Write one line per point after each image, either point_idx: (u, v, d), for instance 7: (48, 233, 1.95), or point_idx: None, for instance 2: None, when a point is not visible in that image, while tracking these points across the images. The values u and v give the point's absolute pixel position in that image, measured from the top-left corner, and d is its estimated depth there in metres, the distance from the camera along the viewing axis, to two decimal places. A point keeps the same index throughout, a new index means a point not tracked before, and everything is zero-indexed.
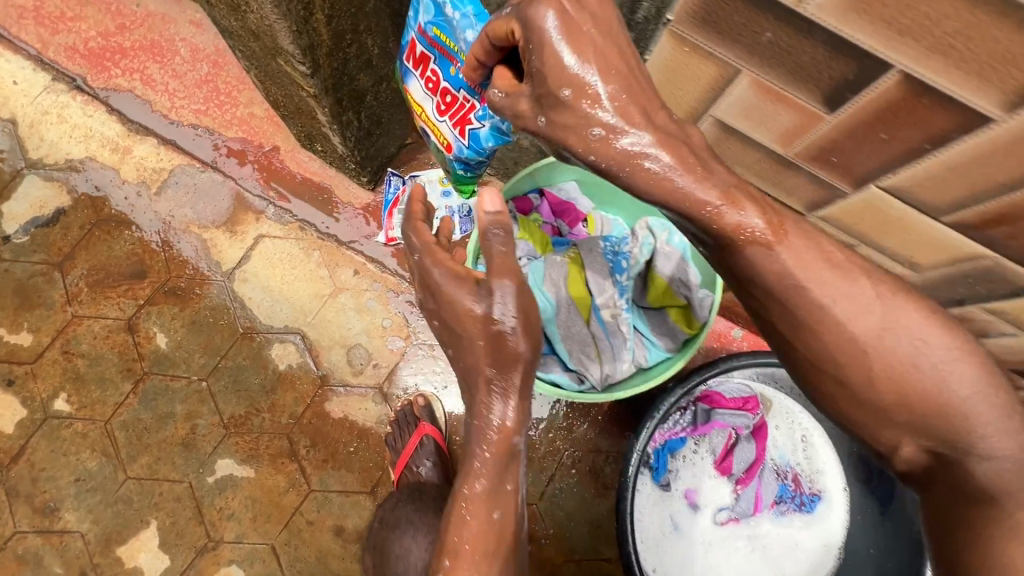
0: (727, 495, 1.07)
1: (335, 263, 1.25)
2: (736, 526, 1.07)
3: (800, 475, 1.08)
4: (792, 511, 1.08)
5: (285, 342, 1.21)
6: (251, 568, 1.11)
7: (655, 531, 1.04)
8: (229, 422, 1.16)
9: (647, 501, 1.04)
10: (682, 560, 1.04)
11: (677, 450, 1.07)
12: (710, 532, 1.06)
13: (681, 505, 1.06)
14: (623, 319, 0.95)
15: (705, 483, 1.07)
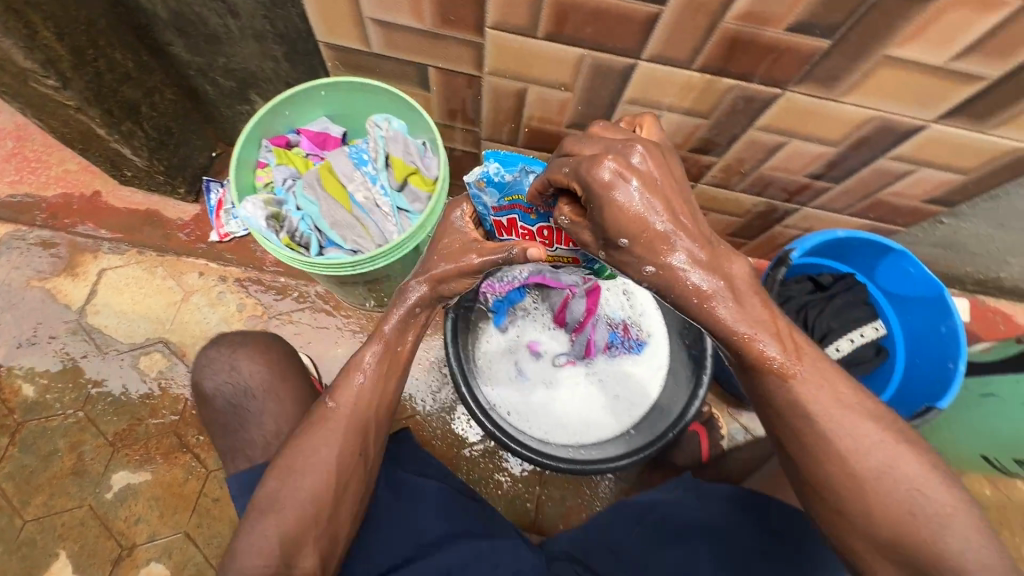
0: (564, 341, 1.26)
1: (179, 271, 1.37)
2: (575, 368, 1.25)
3: (628, 325, 1.25)
4: (625, 355, 1.24)
5: (150, 352, 1.30)
6: (170, 559, 1.17)
7: (502, 374, 1.24)
8: (115, 438, 1.24)
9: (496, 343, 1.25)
10: (527, 396, 1.22)
11: (519, 302, 1.26)
12: (552, 373, 1.24)
13: (524, 352, 1.26)
14: (375, 197, 0.96)
15: (544, 333, 1.27)
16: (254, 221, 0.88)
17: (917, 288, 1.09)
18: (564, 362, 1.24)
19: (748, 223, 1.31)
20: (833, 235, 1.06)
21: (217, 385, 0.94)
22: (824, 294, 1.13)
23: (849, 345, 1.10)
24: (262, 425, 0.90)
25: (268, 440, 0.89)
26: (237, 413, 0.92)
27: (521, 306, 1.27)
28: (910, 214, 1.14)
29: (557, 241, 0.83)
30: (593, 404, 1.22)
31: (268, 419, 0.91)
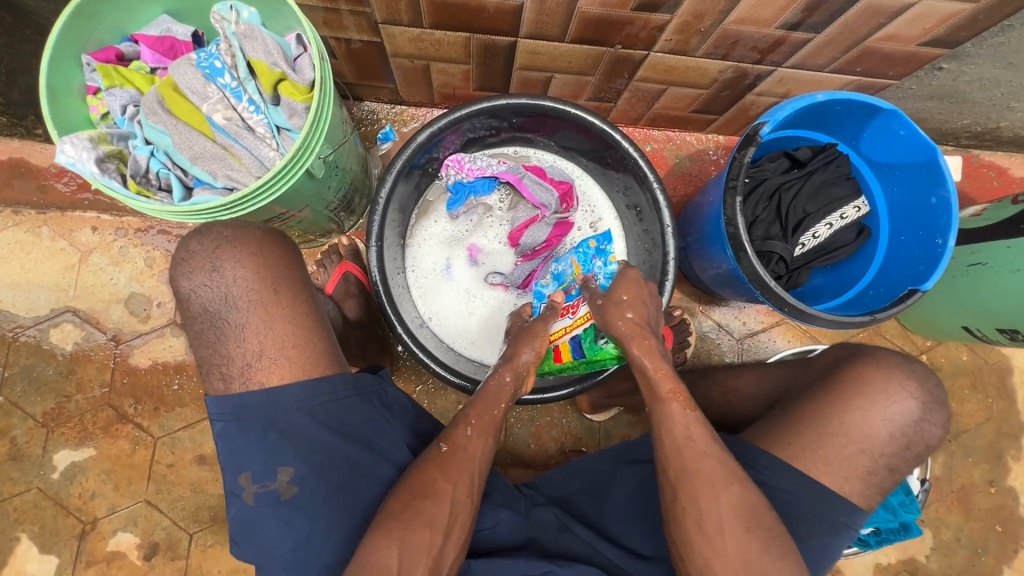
0: (508, 261, 1.16)
1: (69, 229, 1.18)
2: (505, 294, 1.15)
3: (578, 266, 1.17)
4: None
5: (60, 324, 1.17)
6: (137, 527, 1.15)
7: (427, 266, 1.15)
8: (45, 418, 1.15)
9: (438, 231, 1.16)
10: (441, 297, 1.15)
11: (482, 196, 1.12)
12: (482, 293, 1.15)
13: (463, 253, 1.17)
14: (240, 117, 0.76)
15: (493, 244, 1.17)
16: (82, 168, 0.69)
17: (907, 155, 0.94)
18: (495, 281, 1.14)
19: (716, 96, 1.12)
20: (812, 100, 0.89)
21: (191, 286, 0.69)
22: (801, 172, 0.98)
23: (827, 230, 0.98)
24: (242, 342, 0.68)
25: (253, 361, 0.68)
26: (213, 324, 0.69)
27: (485, 202, 1.14)
28: (903, 63, 0.96)
29: (574, 311, 0.95)
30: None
31: (252, 339, 0.68)
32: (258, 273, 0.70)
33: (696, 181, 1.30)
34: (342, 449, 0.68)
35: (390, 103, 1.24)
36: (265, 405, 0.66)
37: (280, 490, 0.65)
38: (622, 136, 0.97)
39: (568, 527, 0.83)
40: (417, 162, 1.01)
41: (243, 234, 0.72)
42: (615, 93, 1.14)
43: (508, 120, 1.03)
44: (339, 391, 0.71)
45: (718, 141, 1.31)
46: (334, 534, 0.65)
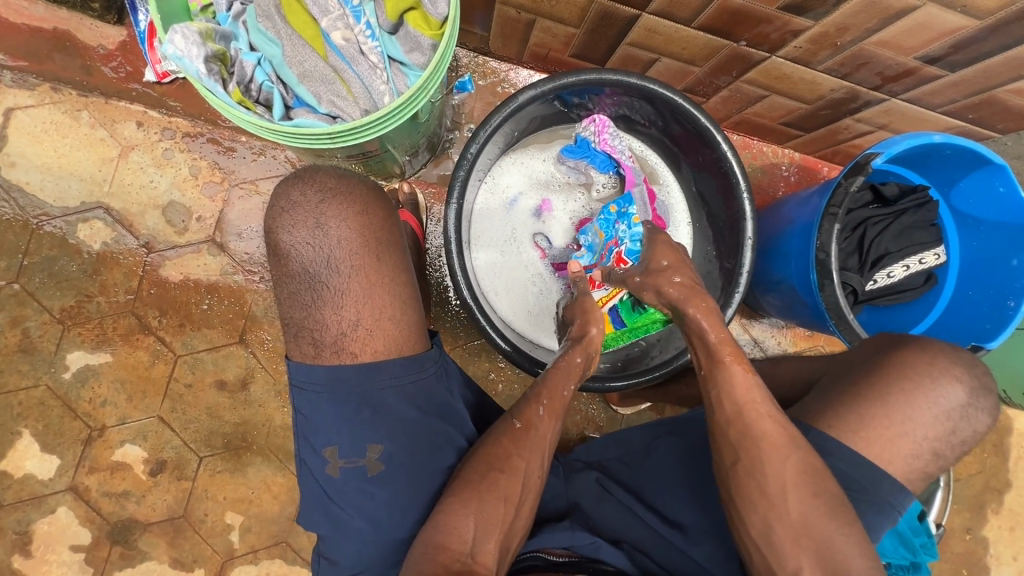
0: (564, 235, 1.14)
1: (110, 119, 1.10)
2: (538, 258, 1.13)
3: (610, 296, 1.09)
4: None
5: (89, 220, 1.10)
6: (145, 442, 1.11)
7: (504, 182, 1.12)
8: (63, 315, 1.09)
9: (523, 177, 1.13)
10: (491, 224, 1.11)
11: (598, 171, 1.10)
12: (524, 248, 1.12)
13: (535, 202, 1.13)
14: (357, 40, 0.70)
15: (563, 214, 1.14)
16: (189, 65, 0.62)
17: (1001, 213, 0.93)
18: (539, 243, 1.12)
19: (814, 113, 1.09)
20: (928, 141, 0.87)
21: (293, 240, 0.78)
22: (892, 209, 0.97)
23: (903, 271, 0.98)
24: (342, 311, 0.79)
25: (349, 331, 0.79)
26: (314, 292, 0.79)
27: (591, 175, 1.12)
28: (1016, 119, 0.96)
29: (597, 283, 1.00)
30: (523, 312, 1.10)
31: (350, 308, 0.79)
32: (359, 234, 0.79)
33: (765, 194, 1.28)
34: (419, 428, 0.80)
35: (473, 50, 1.17)
36: (358, 382, 0.79)
37: (368, 466, 0.78)
38: (724, 138, 0.93)
39: (608, 496, 0.85)
40: (567, 97, 0.99)
41: (348, 187, 0.81)
42: (713, 89, 1.10)
43: (672, 125, 1.01)
44: (422, 368, 0.82)
45: (793, 158, 1.28)
46: (416, 500, 0.78)
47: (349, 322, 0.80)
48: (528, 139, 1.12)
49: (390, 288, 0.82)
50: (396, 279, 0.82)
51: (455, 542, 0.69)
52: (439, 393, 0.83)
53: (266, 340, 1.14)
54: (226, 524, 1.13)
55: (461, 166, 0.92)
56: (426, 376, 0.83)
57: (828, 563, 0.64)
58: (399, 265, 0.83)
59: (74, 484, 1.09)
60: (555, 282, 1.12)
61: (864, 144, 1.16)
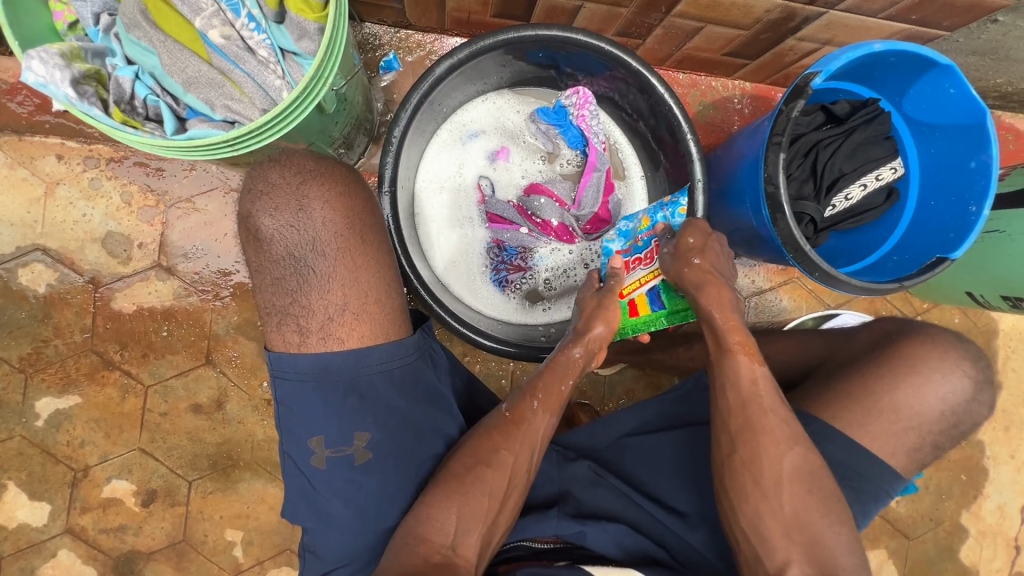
0: (512, 184, 1.09)
1: (28, 156, 1.06)
2: (474, 202, 1.08)
3: (512, 269, 1.05)
4: (486, 271, 1.07)
5: (29, 264, 1.07)
6: (132, 475, 1.11)
7: (467, 116, 1.07)
8: (23, 364, 1.08)
9: (484, 122, 1.08)
10: (443, 159, 1.07)
11: (569, 144, 1.07)
12: (463, 188, 1.08)
13: (492, 146, 1.09)
14: (238, 34, 0.66)
15: (518, 164, 1.09)
16: (56, 90, 0.58)
17: (953, 114, 0.89)
18: (482, 185, 1.07)
19: (755, 38, 1.03)
20: (868, 51, 0.82)
21: (275, 225, 0.73)
22: (842, 128, 0.93)
23: (860, 191, 0.95)
24: (328, 295, 0.75)
25: (336, 317, 0.75)
26: (298, 273, 0.74)
27: (560, 139, 1.07)
28: (962, 13, 0.90)
29: (643, 262, 0.86)
30: (448, 257, 1.06)
31: (337, 292, 0.75)
32: (344, 215, 0.76)
33: (719, 131, 1.23)
34: (407, 414, 0.79)
35: (394, 25, 1.12)
36: (345, 369, 0.75)
37: (356, 455, 0.76)
38: (658, 80, 0.89)
39: (601, 481, 0.84)
40: (560, 63, 0.97)
41: (326, 170, 0.77)
42: (647, 29, 1.04)
43: (643, 108, 0.97)
44: (405, 355, 0.79)
45: (745, 89, 1.23)
46: (403, 484, 0.78)
47: (336, 304, 0.75)
48: (515, 89, 1.08)
49: (380, 263, 0.78)
50: (378, 257, 0.78)
51: (438, 535, 0.70)
52: (428, 376, 0.81)
53: (233, 357, 1.12)
54: (228, 541, 1.14)
55: (388, 147, 0.88)
56: (412, 364, 0.80)
57: (817, 558, 0.65)
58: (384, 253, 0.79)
59: (70, 526, 1.10)
60: (482, 229, 1.07)
61: (812, 63, 1.11)
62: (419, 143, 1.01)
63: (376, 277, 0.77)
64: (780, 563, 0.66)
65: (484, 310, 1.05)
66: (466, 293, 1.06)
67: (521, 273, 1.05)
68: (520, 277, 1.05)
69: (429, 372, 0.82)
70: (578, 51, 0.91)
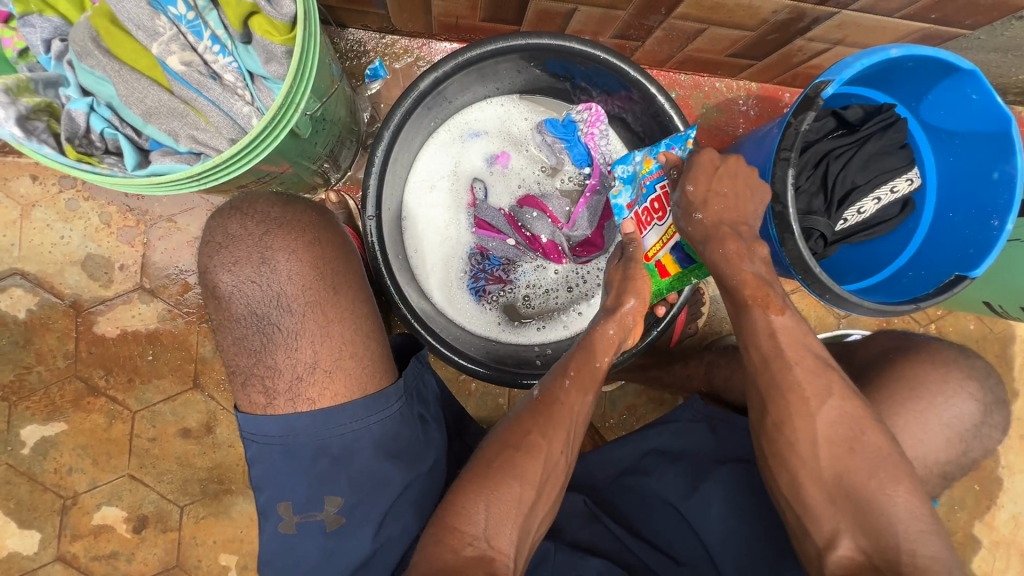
0: (508, 189, 1.03)
1: (3, 178, 1.02)
2: (464, 205, 1.02)
3: (491, 278, 1.01)
4: (465, 277, 1.02)
5: (8, 289, 1.03)
6: (122, 501, 1.09)
7: (472, 115, 1.01)
8: (6, 391, 1.05)
9: (487, 124, 1.02)
10: (438, 158, 1.01)
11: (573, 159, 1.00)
12: (456, 187, 1.02)
13: (494, 149, 1.03)
14: (199, 58, 0.61)
15: (518, 169, 1.04)
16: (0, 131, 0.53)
17: (976, 122, 0.83)
18: (475, 187, 1.01)
19: (762, 39, 0.97)
20: (884, 57, 0.76)
21: (236, 281, 0.74)
22: (854, 136, 0.88)
23: (874, 205, 0.89)
24: (296, 354, 0.76)
25: (305, 376, 0.76)
26: (262, 336, 0.75)
27: (564, 153, 1.00)
28: (986, 11, 0.84)
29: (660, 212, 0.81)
30: (428, 260, 1.01)
31: (305, 350, 0.76)
32: (311, 267, 0.76)
33: (723, 134, 1.17)
34: (384, 474, 0.77)
35: (378, 31, 1.06)
36: (312, 432, 0.75)
37: (327, 521, 0.75)
38: (657, 89, 0.83)
39: (597, 518, 0.82)
40: (575, 76, 0.91)
41: (294, 220, 0.77)
42: (646, 31, 0.98)
43: (641, 121, 0.92)
44: (379, 416, 0.78)
45: (750, 89, 1.17)
46: (385, 544, 0.76)
47: (303, 361, 0.76)
48: (528, 96, 1.01)
49: (352, 314, 0.78)
50: (345, 311, 0.78)
51: (467, 525, 0.65)
52: (407, 434, 0.79)
53: (221, 380, 1.09)
54: (221, 566, 1.12)
55: (371, 166, 0.83)
56: (392, 421, 0.78)
57: (871, 528, 0.60)
58: (356, 301, 0.79)
59: (60, 554, 1.08)
60: (468, 233, 1.02)
61: (822, 62, 1.05)
62: (418, 138, 0.95)
63: (345, 329, 0.77)
64: (830, 533, 0.62)
65: (459, 319, 1.00)
66: (444, 299, 1.01)
67: (501, 285, 1.02)
68: (499, 289, 1.02)
69: (409, 430, 0.80)
70: (589, 64, 0.86)
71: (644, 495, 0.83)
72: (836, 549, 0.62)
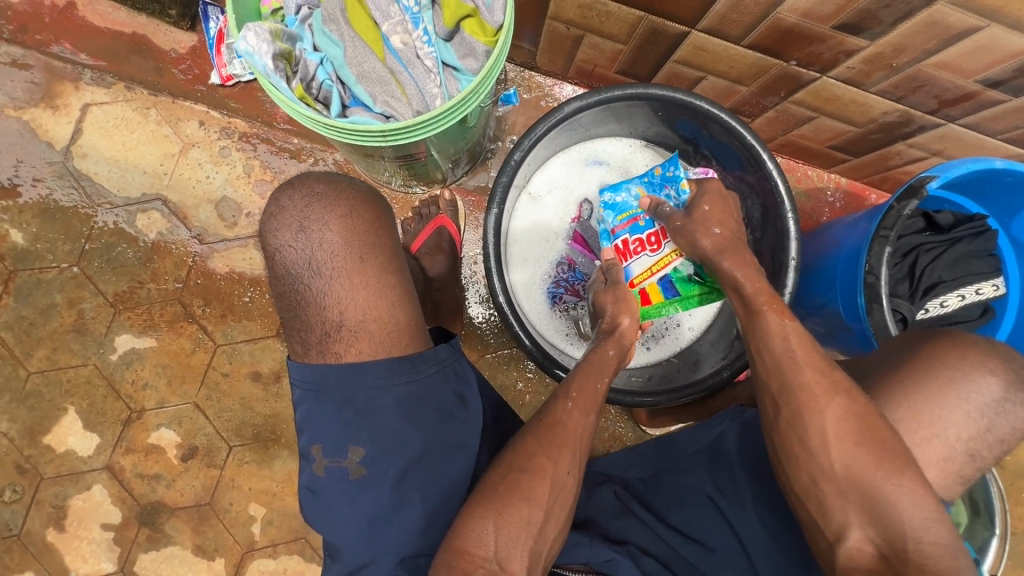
0: None
1: (176, 118, 1.17)
2: (568, 217, 1.11)
3: (571, 291, 1.06)
4: (548, 282, 1.09)
5: (148, 211, 1.16)
6: (180, 427, 1.14)
7: (601, 145, 1.11)
8: (116, 299, 1.15)
9: (612, 157, 1.12)
10: (558, 172, 1.11)
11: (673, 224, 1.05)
12: (567, 201, 1.11)
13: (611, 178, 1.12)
14: (412, 40, 0.73)
15: None
16: (258, 60, 0.66)
17: None
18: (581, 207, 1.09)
19: (864, 136, 1.06)
20: (988, 166, 0.83)
21: (277, 242, 0.70)
22: (946, 237, 0.93)
23: (958, 301, 0.93)
24: (324, 313, 0.70)
25: (334, 334, 0.70)
26: (295, 288, 0.70)
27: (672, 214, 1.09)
28: None
29: (651, 246, 0.94)
30: (519, 257, 1.09)
31: (334, 309, 0.70)
32: (345, 231, 0.70)
33: (808, 218, 1.25)
34: (408, 436, 0.70)
35: (520, 65, 1.20)
36: (342, 382, 0.70)
37: (350, 469, 0.69)
38: (769, 155, 0.93)
39: (627, 511, 0.79)
40: (701, 142, 1.03)
41: (334, 194, 0.72)
42: (759, 109, 1.09)
43: (752, 195, 1.00)
44: (408, 376, 0.72)
45: (839, 183, 1.26)
46: (404, 509, 0.68)
47: (330, 320, 0.70)
48: (653, 146, 1.12)
49: (381, 275, 0.72)
50: (375, 264, 0.72)
51: (478, 547, 0.60)
52: (436, 398, 0.73)
53: None
54: (249, 515, 1.14)
55: (507, 168, 0.93)
56: (423, 388, 0.73)
57: (878, 517, 0.60)
58: (391, 262, 0.74)
59: (110, 463, 1.13)
60: (562, 243, 1.10)
61: (917, 170, 1.12)
62: (550, 149, 1.06)
63: (366, 291, 0.71)
64: (838, 526, 0.63)
65: (533, 316, 1.08)
66: (523, 293, 1.09)
67: (576, 299, 1.07)
68: (574, 302, 1.07)
69: (435, 397, 0.73)
70: (718, 132, 0.97)
71: (678, 491, 0.80)
72: (845, 541, 0.62)
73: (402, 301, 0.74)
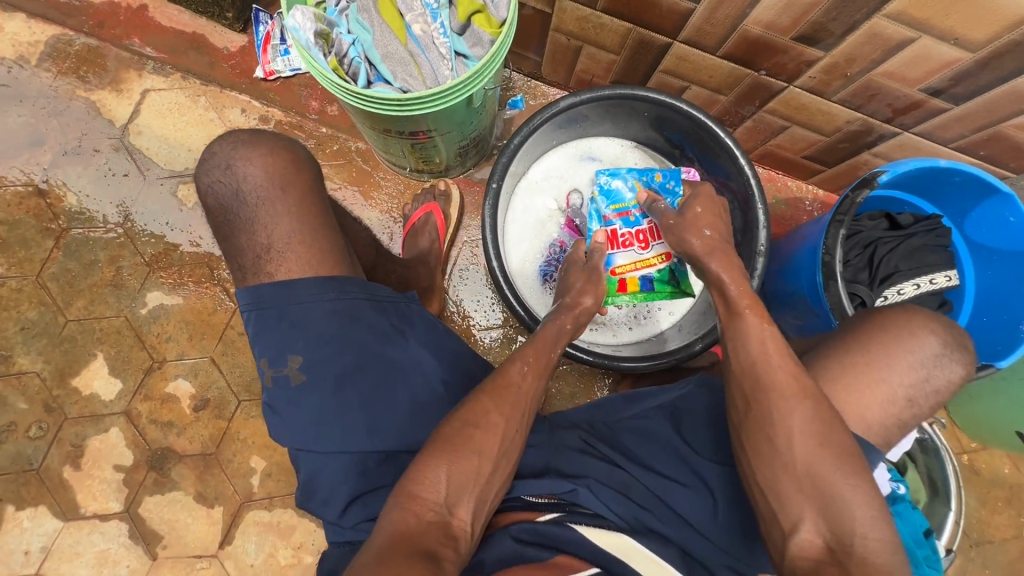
0: None
1: (222, 105, 1.33)
2: (561, 206, 1.22)
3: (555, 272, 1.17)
4: (541, 262, 1.19)
5: (188, 183, 1.30)
6: (196, 379, 1.24)
7: (595, 144, 1.24)
8: (151, 259, 1.27)
9: (604, 155, 1.24)
10: (554, 166, 1.23)
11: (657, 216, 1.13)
12: (562, 191, 1.23)
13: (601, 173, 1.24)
14: (430, 30, 0.87)
15: None
16: (302, 34, 0.80)
17: (1013, 242, 0.97)
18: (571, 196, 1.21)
19: (833, 146, 1.17)
20: (934, 164, 0.93)
21: (209, 181, 0.84)
22: (902, 232, 1.02)
23: (913, 290, 1.01)
24: (253, 236, 0.82)
25: (264, 255, 0.82)
26: (228, 217, 0.83)
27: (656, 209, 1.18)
28: None
29: (641, 244, 1.06)
30: (515, 239, 1.21)
31: (261, 233, 0.82)
32: (268, 167, 0.84)
33: (786, 225, 1.35)
34: (337, 346, 0.79)
35: (527, 75, 1.35)
36: (275, 298, 0.80)
37: (291, 376, 0.78)
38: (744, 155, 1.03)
39: (591, 449, 0.83)
40: (686, 146, 1.15)
41: (257, 137, 0.87)
42: (739, 119, 1.21)
43: (732, 198, 1.11)
44: (334, 293, 0.81)
45: (817, 195, 1.36)
46: (345, 408, 0.77)
47: (256, 243, 0.82)
48: (643, 149, 1.24)
49: (302, 204, 0.84)
50: (296, 194, 0.84)
51: (428, 493, 0.64)
52: (364, 315, 0.82)
53: None
54: (250, 467, 1.22)
55: (508, 149, 1.05)
56: (347, 304, 0.81)
57: None
58: (311, 195, 0.86)
59: (129, 408, 1.23)
60: (556, 228, 1.21)
61: None
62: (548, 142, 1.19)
63: (284, 217, 0.82)
64: (792, 519, 0.63)
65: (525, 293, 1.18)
66: (517, 271, 1.19)
67: None
68: None
69: (366, 314, 0.82)
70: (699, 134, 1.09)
71: (642, 437, 0.86)
72: (798, 534, 0.63)
73: (317, 228, 0.84)
